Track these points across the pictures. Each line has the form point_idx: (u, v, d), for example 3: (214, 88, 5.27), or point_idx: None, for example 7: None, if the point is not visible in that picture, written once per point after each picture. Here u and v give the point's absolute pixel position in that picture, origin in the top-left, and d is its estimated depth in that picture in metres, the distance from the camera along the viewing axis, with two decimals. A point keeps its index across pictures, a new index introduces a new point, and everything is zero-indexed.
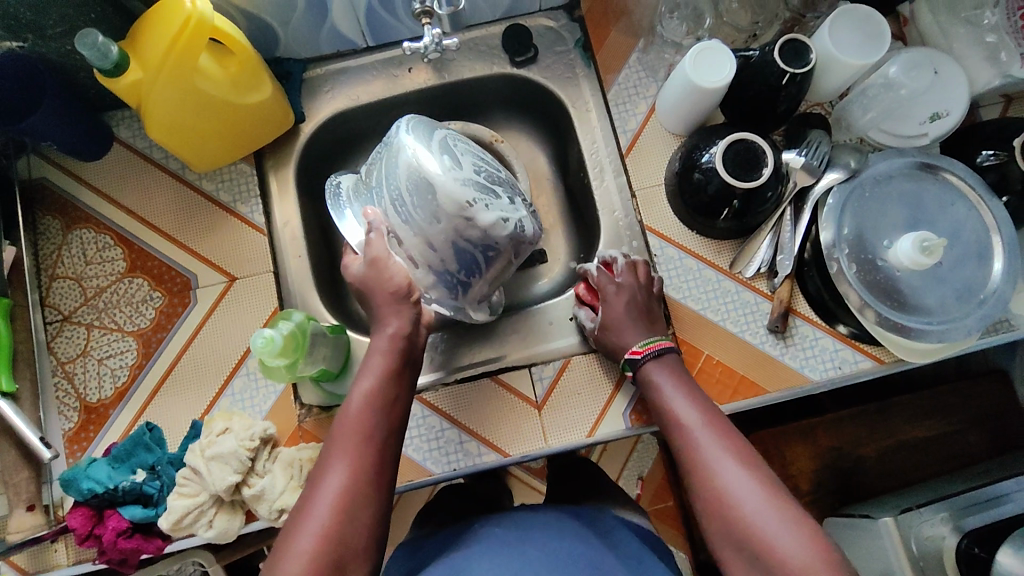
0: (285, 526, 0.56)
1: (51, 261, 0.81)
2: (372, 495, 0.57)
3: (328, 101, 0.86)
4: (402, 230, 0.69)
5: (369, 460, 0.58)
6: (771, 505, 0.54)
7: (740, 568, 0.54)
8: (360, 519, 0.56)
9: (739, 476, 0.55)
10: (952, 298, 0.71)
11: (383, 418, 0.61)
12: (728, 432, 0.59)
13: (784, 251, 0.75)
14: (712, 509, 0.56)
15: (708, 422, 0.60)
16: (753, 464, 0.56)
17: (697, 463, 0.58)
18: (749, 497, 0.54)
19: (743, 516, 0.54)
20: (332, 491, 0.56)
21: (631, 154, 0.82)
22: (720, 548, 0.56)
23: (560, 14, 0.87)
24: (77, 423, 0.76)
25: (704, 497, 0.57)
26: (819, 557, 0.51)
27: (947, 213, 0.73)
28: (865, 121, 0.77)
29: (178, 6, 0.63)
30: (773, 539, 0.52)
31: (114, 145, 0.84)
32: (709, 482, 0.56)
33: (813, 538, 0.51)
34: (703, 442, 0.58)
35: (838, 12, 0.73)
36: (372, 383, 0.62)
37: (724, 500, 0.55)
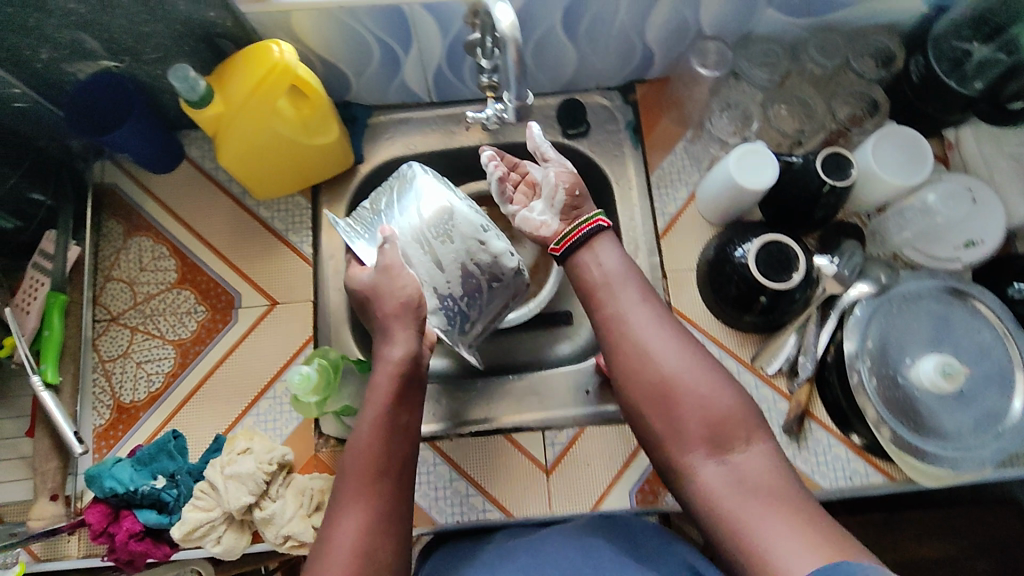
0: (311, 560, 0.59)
1: (108, 262, 0.85)
2: (389, 523, 0.61)
3: (386, 146, 0.90)
4: (412, 250, 0.74)
5: (379, 488, 0.62)
6: (688, 362, 0.62)
7: (675, 429, 0.61)
8: (382, 547, 0.59)
9: (667, 336, 0.64)
10: (969, 425, 0.72)
11: (385, 444, 0.64)
12: (651, 296, 0.67)
13: (807, 353, 0.78)
14: (643, 366, 0.63)
15: (634, 285, 0.67)
16: (675, 329, 0.65)
17: (630, 322, 0.65)
18: (677, 357, 0.63)
19: (672, 372, 0.62)
20: (350, 531, 0.59)
21: (667, 237, 0.85)
22: (646, 404, 0.63)
23: (616, 95, 0.91)
24: (108, 421, 0.80)
25: (636, 357, 0.64)
26: (730, 402, 0.61)
27: (973, 339, 0.74)
28: (899, 240, 0.79)
29: (267, 53, 0.68)
30: (698, 390, 0.61)
31: (183, 162, 0.89)
32: (641, 341, 0.64)
33: (729, 391, 0.61)
34: (625, 304, 0.66)
35: (884, 131, 0.76)
36: (381, 410, 0.65)
37: (653, 354, 0.63)
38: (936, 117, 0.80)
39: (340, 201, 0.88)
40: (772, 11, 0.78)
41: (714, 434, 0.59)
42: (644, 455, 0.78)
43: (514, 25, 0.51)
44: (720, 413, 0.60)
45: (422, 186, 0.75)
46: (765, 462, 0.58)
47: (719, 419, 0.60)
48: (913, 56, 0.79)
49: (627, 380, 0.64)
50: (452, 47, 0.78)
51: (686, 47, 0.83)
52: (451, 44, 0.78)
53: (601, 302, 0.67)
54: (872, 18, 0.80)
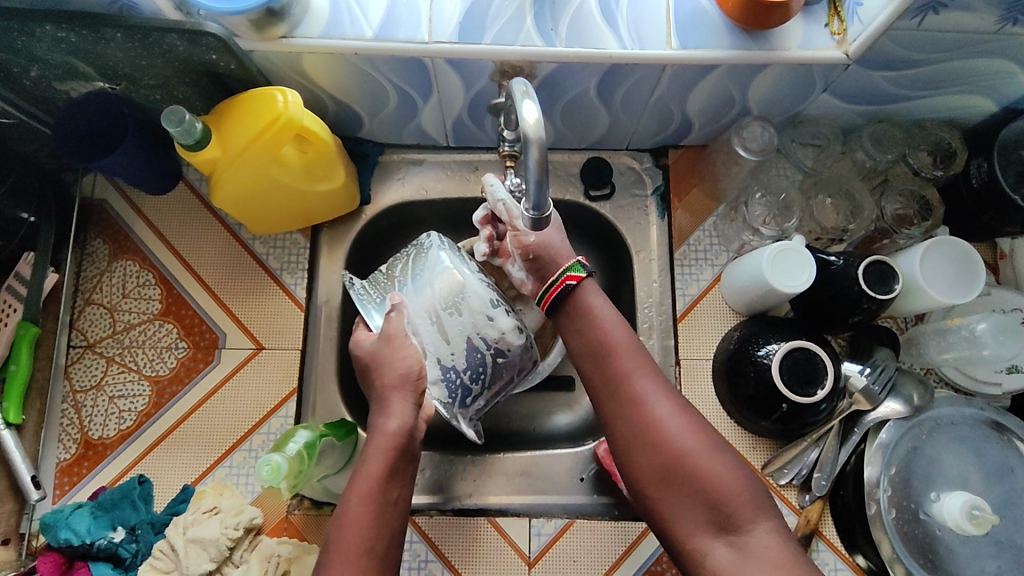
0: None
1: (89, 284, 0.80)
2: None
3: (397, 188, 0.85)
4: (420, 320, 0.69)
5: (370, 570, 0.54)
6: (696, 436, 0.57)
7: (680, 511, 0.55)
8: None
9: (669, 405, 0.58)
10: (991, 573, 0.68)
11: (377, 519, 0.56)
12: (649, 357, 0.61)
13: (823, 470, 0.72)
14: (643, 439, 0.57)
15: (631, 345, 0.62)
16: (677, 396, 0.59)
17: (627, 387, 0.59)
18: (680, 429, 0.57)
19: (675, 448, 0.56)
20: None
21: (685, 320, 0.79)
22: (647, 480, 0.57)
23: (646, 157, 0.85)
24: (73, 457, 0.75)
25: (636, 429, 0.58)
26: (739, 480, 0.55)
27: (1006, 479, 0.70)
28: (937, 359, 0.73)
29: (270, 100, 0.62)
30: (704, 466, 0.55)
31: (180, 184, 0.83)
32: (641, 412, 0.58)
33: (738, 468, 0.56)
34: (629, 369, 0.60)
35: (933, 242, 0.70)
36: (376, 485, 0.57)
37: (653, 426, 0.57)
38: (992, 227, 0.74)
39: (342, 242, 0.84)
40: (828, 96, 0.71)
41: (721, 517, 0.54)
42: (632, 560, 0.73)
43: (538, 124, 0.45)
44: (727, 491, 0.54)
45: (434, 258, 0.71)
46: (778, 544, 0.52)
47: (726, 498, 0.54)
48: (975, 159, 0.73)
49: (625, 454, 0.58)
50: (475, 101, 0.73)
51: (727, 121, 0.77)
52: (474, 98, 0.72)
53: (594, 361, 0.62)
54: (935, 112, 0.74)
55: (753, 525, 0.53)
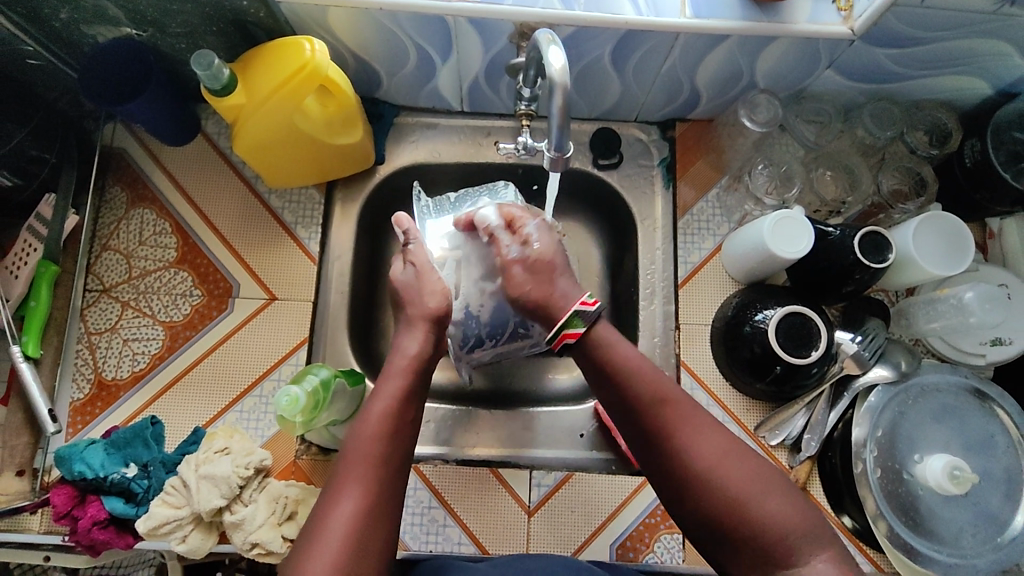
0: (293, 556, 0.52)
1: (107, 231, 0.82)
2: (382, 526, 0.54)
3: (410, 150, 0.87)
4: (468, 262, 0.77)
5: (381, 482, 0.56)
6: (749, 481, 0.53)
7: (738, 558, 0.53)
8: (369, 554, 0.53)
9: (719, 450, 0.54)
10: (968, 531, 0.71)
11: (394, 435, 0.58)
12: (691, 403, 0.57)
13: (813, 431, 0.76)
14: (692, 487, 0.54)
15: (672, 391, 0.57)
16: (728, 440, 0.55)
17: (671, 434, 0.55)
18: (733, 472, 0.53)
19: (727, 492, 0.53)
20: (346, 523, 0.53)
21: (686, 287, 0.82)
22: (695, 523, 0.55)
23: (653, 129, 0.88)
24: (86, 396, 0.77)
25: (684, 477, 0.54)
26: (797, 523, 0.52)
27: (987, 444, 0.74)
28: (926, 328, 0.77)
29: (297, 50, 0.65)
30: (760, 515, 0.52)
31: (198, 137, 0.85)
32: (689, 458, 0.54)
33: (796, 510, 0.52)
34: (671, 420, 0.56)
35: (926, 217, 0.73)
36: (393, 405, 0.59)
37: (703, 472, 0.53)
38: (982, 206, 0.77)
39: (356, 200, 0.86)
40: (832, 72, 0.74)
41: (778, 560, 0.51)
42: (627, 513, 0.76)
43: (564, 69, 0.49)
44: (782, 533, 0.51)
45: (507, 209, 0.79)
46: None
47: (781, 541, 0.51)
48: (969, 140, 0.76)
49: (674, 497, 0.56)
50: (492, 63, 0.75)
51: (734, 95, 0.80)
52: (492, 60, 0.74)
53: (635, 407, 0.57)
54: (932, 94, 0.77)
55: (809, 563, 0.51)
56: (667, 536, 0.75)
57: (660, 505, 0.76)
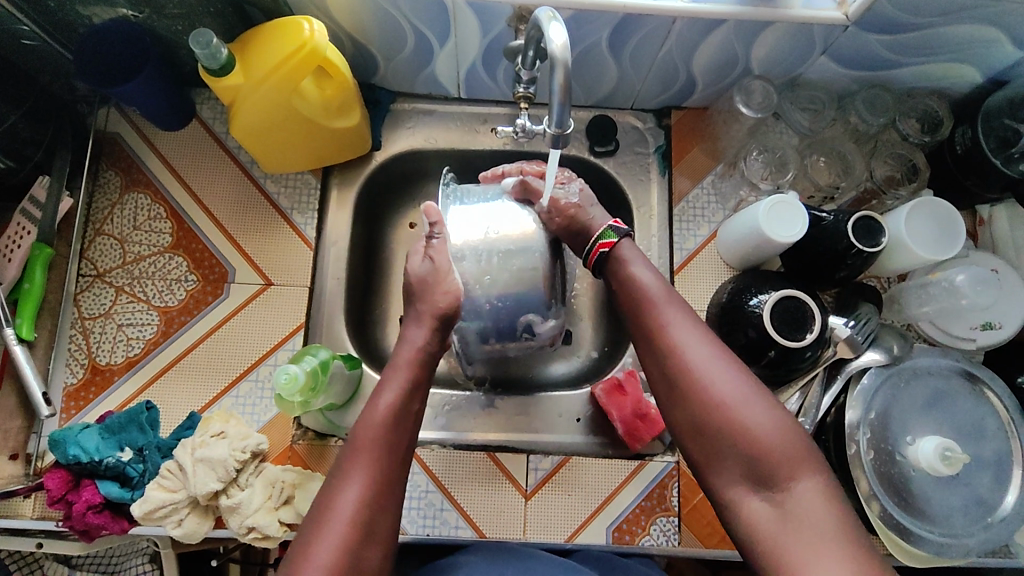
0: (301, 539, 0.54)
1: (100, 215, 0.81)
2: (388, 512, 0.57)
3: (407, 136, 0.87)
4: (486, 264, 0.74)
5: (385, 473, 0.58)
6: (734, 381, 0.59)
7: (720, 459, 0.58)
8: (371, 546, 0.55)
9: (708, 358, 0.60)
10: (958, 511, 0.72)
11: (397, 430, 0.60)
12: (689, 310, 0.64)
13: (807, 415, 0.76)
14: (683, 389, 0.60)
15: (675, 301, 0.65)
16: (720, 349, 0.61)
17: (669, 342, 0.62)
18: (720, 379, 0.59)
19: (712, 396, 0.58)
20: (354, 508, 0.55)
21: (681, 273, 0.83)
22: (685, 428, 0.60)
23: (649, 117, 0.88)
24: (80, 381, 0.77)
25: (677, 376, 0.61)
26: (776, 425, 0.57)
27: (978, 426, 0.75)
28: (917, 312, 0.78)
29: (295, 32, 0.65)
30: (742, 414, 0.57)
31: (193, 122, 0.85)
32: (681, 362, 0.61)
33: (777, 416, 0.57)
34: (671, 321, 0.63)
35: (917, 203, 0.74)
36: (397, 397, 0.62)
37: (693, 376, 0.60)
38: (972, 192, 0.78)
39: (352, 186, 0.86)
40: (826, 59, 0.75)
41: (754, 460, 0.56)
42: (623, 496, 0.76)
43: (565, 47, 0.50)
44: (764, 442, 0.56)
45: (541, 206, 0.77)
46: (819, 502, 0.53)
47: (762, 449, 0.56)
48: (960, 127, 0.77)
49: (669, 399, 0.62)
50: (490, 48, 0.75)
51: (729, 82, 0.81)
52: (490, 43, 0.74)
53: (642, 315, 0.65)
54: (923, 81, 0.78)
55: (792, 480, 0.54)
56: (663, 519, 0.75)
57: (656, 488, 0.76)
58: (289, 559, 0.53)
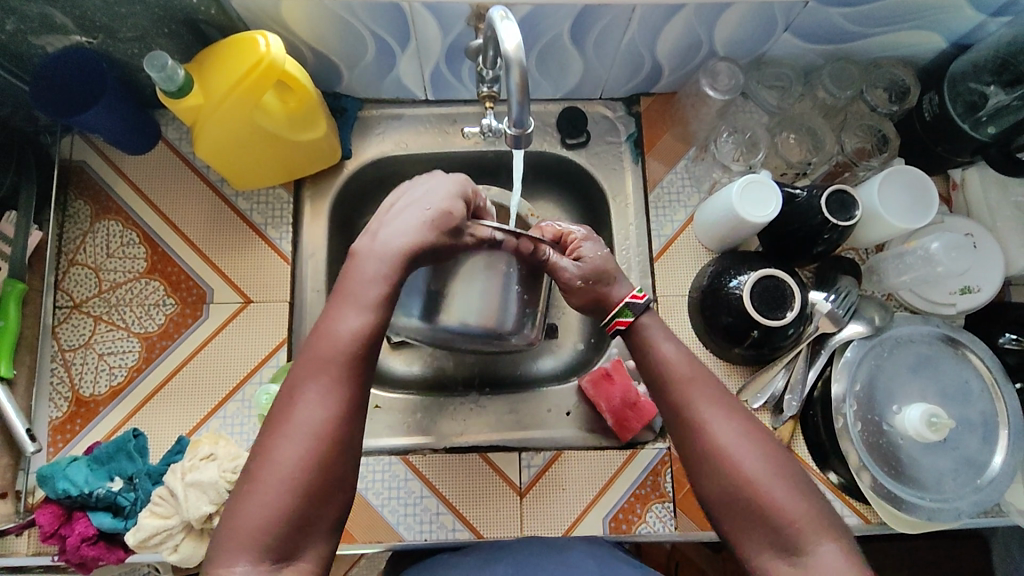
0: (257, 448, 0.53)
1: (72, 246, 0.80)
2: (350, 423, 0.54)
3: (377, 143, 0.87)
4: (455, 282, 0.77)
5: (349, 380, 0.55)
6: (764, 459, 0.55)
7: (745, 534, 0.54)
8: (332, 467, 0.52)
9: (736, 432, 0.55)
10: (948, 475, 0.73)
11: (370, 345, 0.56)
12: (713, 379, 0.59)
13: (794, 392, 0.76)
14: (708, 468, 0.55)
15: (697, 370, 0.59)
16: (746, 421, 0.57)
17: (692, 410, 0.57)
18: (749, 455, 0.54)
19: (740, 474, 0.54)
20: (315, 423, 0.53)
21: (660, 260, 0.82)
22: (714, 505, 0.55)
23: (619, 105, 0.88)
24: (65, 414, 0.76)
25: (703, 455, 0.56)
26: (805, 506, 0.53)
27: (962, 390, 0.75)
28: (896, 282, 0.79)
29: (251, 48, 0.65)
30: (774, 494, 0.53)
31: (159, 144, 0.84)
32: (708, 435, 0.56)
33: (804, 492, 0.54)
34: (694, 391, 0.58)
35: (889, 171, 0.74)
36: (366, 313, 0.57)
37: (718, 453, 0.55)
38: (943, 158, 0.78)
39: (325, 196, 0.85)
40: (789, 36, 0.75)
41: (786, 538, 0.52)
42: (618, 487, 0.76)
43: (519, 47, 0.49)
44: (793, 521, 0.52)
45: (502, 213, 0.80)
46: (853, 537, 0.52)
47: (791, 526, 0.52)
48: (927, 94, 0.78)
49: (692, 471, 0.57)
50: (452, 47, 0.75)
51: (696, 65, 0.80)
52: (451, 44, 0.74)
53: (664, 387, 0.59)
54: (888, 51, 0.78)
55: (818, 550, 0.52)
56: (658, 506, 0.76)
57: (649, 475, 0.77)
58: (249, 463, 0.53)
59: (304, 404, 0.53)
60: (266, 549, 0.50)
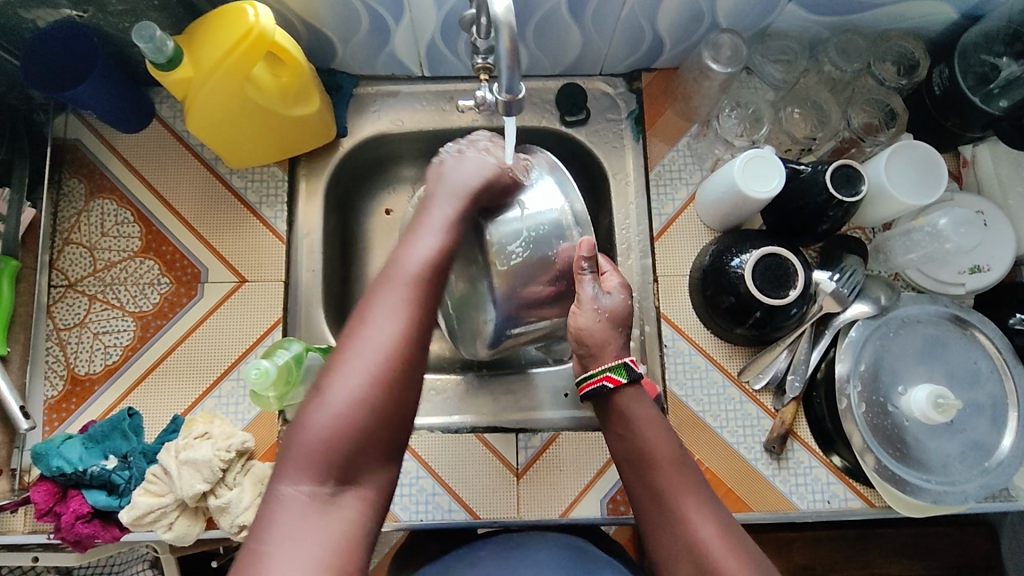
0: (328, 363, 0.52)
1: (67, 224, 0.80)
2: (423, 341, 0.53)
3: (373, 121, 0.86)
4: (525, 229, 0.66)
5: (419, 304, 0.54)
6: (741, 562, 0.55)
7: None
8: (402, 383, 0.51)
9: (715, 530, 0.57)
10: (956, 458, 0.71)
11: (438, 272, 0.56)
12: (696, 476, 0.60)
13: (796, 371, 0.75)
14: (687, 565, 0.56)
15: (678, 460, 0.60)
16: (727, 521, 0.58)
17: (675, 506, 0.58)
18: (726, 556, 0.55)
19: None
20: (384, 339, 0.51)
21: (661, 239, 0.81)
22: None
23: (620, 82, 0.86)
24: (60, 393, 0.76)
25: (680, 550, 0.57)
26: None
27: (971, 371, 0.73)
28: (903, 260, 0.76)
29: (240, 18, 0.63)
30: None
31: (153, 122, 0.83)
32: (686, 533, 0.57)
33: None
34: (674, 484, 0.59)
35: (898, 145, 0.72)
36: (434, 243, 0.57)
37: (696, 549, 0.56)
38: (953, 133, 0.76)
39: (321, 175, 0.84)
40: (794, 6, 0.73)
41: None
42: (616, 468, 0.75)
43: (509, 9, 0.48)
44: None
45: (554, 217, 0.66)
46: None
47: None
48: (936, 67, 0.75)
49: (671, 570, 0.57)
50: (447, 20, 0.74)
51: (697, 38, 0.78)
52: (446, 16, 0.73)
53: (649, 480, 0.60)
54: (896, 22, 0.76)
55: None
56: None
57: None
58: (319, 376, 0.51)
59: (372, 321, 0.52)
60: (333, 462, 0.49)
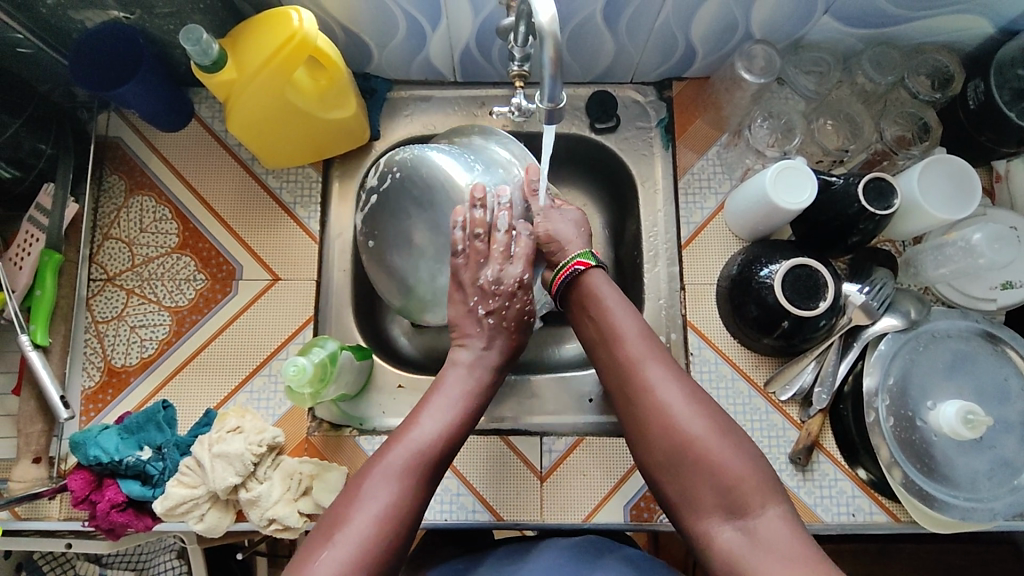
0: (326, 518, 0.57)
1: (107, 220, 0.82)
2: (414, 519, 0.58)
3: (406, 124, 0.87)
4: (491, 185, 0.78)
5: (417, 482, 0.59)
6: (707, 424, 0.60)
7: (690, 495, 0.59)
8: (391, 549, 0.56)
9: (682, 395, 0.62)
10: (983, 475, 0.71)
11: (441, 453, 0.62)
12: (660, 345, 0.66)
13: (824, 384, 0.74)
14: (655, 431, 0.62)
15: (642, 333, 0.66)
16: (692, 388, 0.63)
17: (637, 375, 0.64)
18: (692, 418, 0.61)
19: (683, 437, 0.60)
20: (379, 512, 0.56)
21: (689, 247, 0.81)
22: (656, 465, 0.62)
23: (650, 90, 0.87)
24: (97, 384, 0.78)
25: (648, 416, 0.62)
26: (747, 468, 0.58)
27: (1000, 387, 0.73)
28: (935, 274, 0.76)
29: (284, 23, 0.65)
30: (717, 452, 0.59)
31: (191, 122, 0.85)
32: (655, 399, 0.62)
33: (745, 453, 0.59)
34: (639, 353, 0.64)
35: (931, 159, 0.72)
36: (435, 424, 0.63)
37: (662, 413, 0.61)
38: (987, 148, 0.76)
39: (354, 177, 0.86)
40: (829, 19, 0.74)
41: (731, 500, 0.57)
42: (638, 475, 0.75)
43: (553, 19, 0.49)
44: (740, 480, 0.58)
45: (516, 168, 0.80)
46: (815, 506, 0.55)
47: (734, 483, 0.58)
48: (972, 81, 0.75)
49: (641, 439, 0.63)
50: (483, 27, 0.75)
51: (730, 48, 0.79)
52: (482, 23, 0.74)
53: (617, 352, 0.66)
54: (932, 36, 0.76)
55: (762, 510, 0.56)
56: None
57: None
58: (317, 532, 0.56)
59: (370, 493, 0.57)
60: None
